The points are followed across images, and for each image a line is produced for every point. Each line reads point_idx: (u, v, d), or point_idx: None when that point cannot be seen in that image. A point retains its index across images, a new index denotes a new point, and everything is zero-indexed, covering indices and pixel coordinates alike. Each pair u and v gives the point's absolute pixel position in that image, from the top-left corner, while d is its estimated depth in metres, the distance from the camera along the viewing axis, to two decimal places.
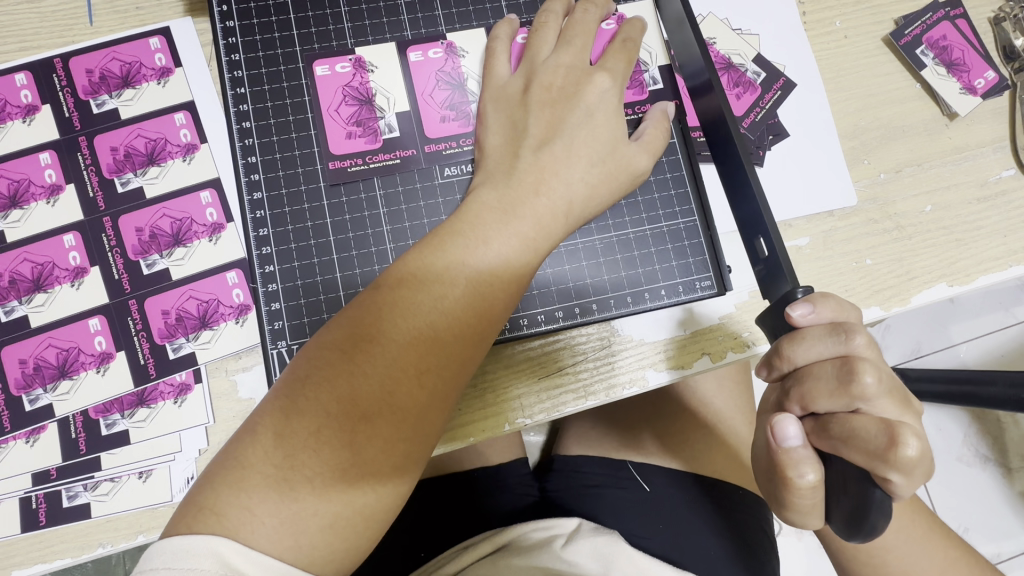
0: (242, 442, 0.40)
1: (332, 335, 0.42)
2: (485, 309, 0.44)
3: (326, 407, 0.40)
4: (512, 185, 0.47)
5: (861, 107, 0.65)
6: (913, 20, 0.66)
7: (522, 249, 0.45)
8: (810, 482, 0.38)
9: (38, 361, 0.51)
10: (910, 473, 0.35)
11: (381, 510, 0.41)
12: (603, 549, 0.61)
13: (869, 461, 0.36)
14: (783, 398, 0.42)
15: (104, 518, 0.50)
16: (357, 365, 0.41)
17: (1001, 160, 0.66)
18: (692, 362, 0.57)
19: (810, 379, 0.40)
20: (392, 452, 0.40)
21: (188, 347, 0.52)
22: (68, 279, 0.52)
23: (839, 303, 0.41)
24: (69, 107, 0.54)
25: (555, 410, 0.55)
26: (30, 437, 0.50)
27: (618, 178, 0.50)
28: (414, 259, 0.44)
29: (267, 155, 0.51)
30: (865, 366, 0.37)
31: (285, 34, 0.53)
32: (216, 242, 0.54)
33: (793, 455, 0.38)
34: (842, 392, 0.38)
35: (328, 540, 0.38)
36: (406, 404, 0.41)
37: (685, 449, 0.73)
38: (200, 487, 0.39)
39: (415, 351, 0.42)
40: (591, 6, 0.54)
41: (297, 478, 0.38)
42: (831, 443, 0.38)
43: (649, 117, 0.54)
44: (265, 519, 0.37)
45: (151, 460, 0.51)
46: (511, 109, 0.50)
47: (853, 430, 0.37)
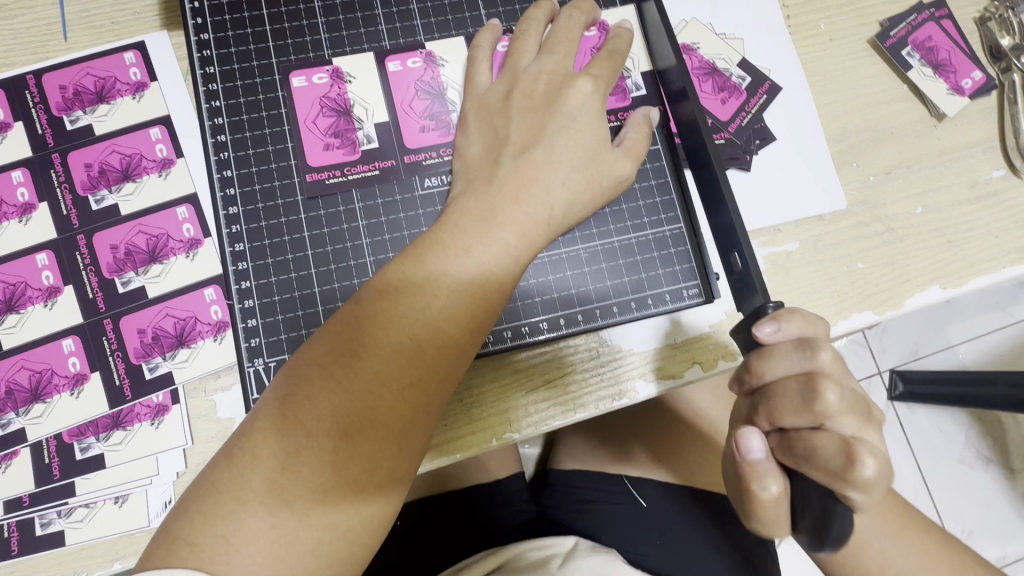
0: (219, 467, 0.38)
1: (313, 351, 0.41)
2: (469, 319, 0.43)
3: (307, 426, 0.38)
4: (493, 192, 0.46)
5: (848, 110, 0.65)
6: (898, 21, 0.66)
7: (503, 257, 0.45)
8: (773, 495, 0.37)
9: (10, 384, 0.49)
10: (870, 492, 0.34)
11: (366, 532, 0.39)
12: (600, 567, 0.61)
13: (829, 479, 0.35)
14: (752, 412, 0.40)
15: (79, 545, 0.48)
16: (338, 381, 0.39)
17: (991, 161, 0.65)
18: (683, 371, 0.55)
19: (776, 395, 0.39)
20: (378, 468, 0.39)
21: (165, 366, 0.50)
22: (41, 299, 0.51)
23: (806, 317, 0.40)
24: (42, 124, 0.53)
25: (544, 423, 0.54)
26: (3, 463, 0.48)
27: (600, 185, 0.49)
28: (395, 271, 0.43)
29: (243, 169, 0.50)
30: (828, 384, 0.36)
31: (261, 47, 0.52)
32: (194, 259, 0.52)
33: (756, 467, 0.37)
34: (806, 409, 0.37)
35: (309, 567, 0.37)
36: (389, 420, 0.40)
37: (680, 461, 0.71)
38: (174, 518, 0.37)
39: (399, 364, 0.41)
40: (575, 13, 0.53)
41: (277, 502, 0.37)
42: (795, 460, 0.37)
43: (630, 123, 0.53)
44: (241, 547, 0.35)
45: (128, 485, 0.49)
46: (494, 117, 0.49)
47: (815, 448, 0.36)
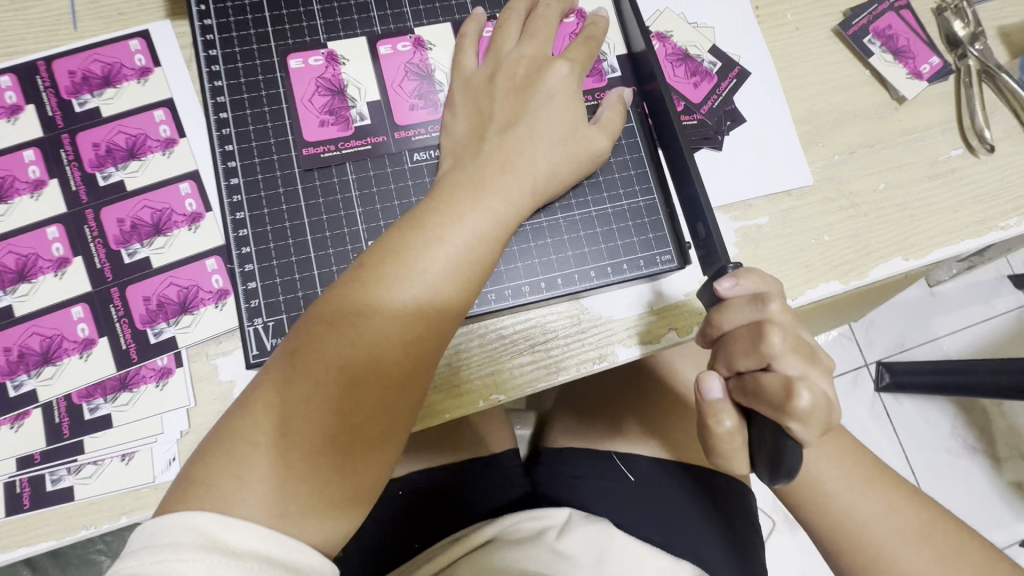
0: (234, 415, 0.41)
1: (320, 309, 0.44)
2: (464, 282, 0.46)
3: (315, 377, 0.41)
4: (480, 163, 0.50)
5: (813, 94, 0.69)
6: (860, 11, 0.70)
7: (492, 223, 0.48)
8: (727, 428, 0.43)
9: (22, 349, 0.52)
10: (809, 421, 0.39)
11: (369, 475, 0.42)
12: (593, 537, 0.64)
13: (773, 413, 0.40)
14: (713, 360, 0.45)
15: (87, 500, 0.51)
16: (343, 335, 0.43)
17: (950, 140, 0.69)
18: (659, 337, 0.59)
19: (731, 342, 0.43)
20: (380, 416, 0.43)
21: (169, 331, 0.53)
22: (52, 269, 0.54)
23: (761, 275, 0.44)
24: (52, 106, 0.57)
25: (529, 384, 0.57)
26: (15, 423, 0.51)
27: (578, 158, 0.53)
28: (395, 237, 0.46)
29: (244, 144, 0.53)
30: (774, 329, 0.40)
31: (260, 31, 0.55)
32: (196, 231, 0.56)
33: (714, 406, 0.43)
34: (755, 351, 0.41)
35: (318, 506, 0.40)
36: (390, 371, 0.43)
37: (667, 435, 0.74)
38: (194, 463, 0.40)
39: (398, 322, 0.44)
40: (554, 2, 0.57)
41: (288, 445, 0.40)
42: (749, 400, 0.42)
43: (605, 103, 0.57)
44: (255, 485, 0.38)
45: (134, 443, 0.52)
46: (478, 97, 0.53)
47: (762, 386, 0.41)
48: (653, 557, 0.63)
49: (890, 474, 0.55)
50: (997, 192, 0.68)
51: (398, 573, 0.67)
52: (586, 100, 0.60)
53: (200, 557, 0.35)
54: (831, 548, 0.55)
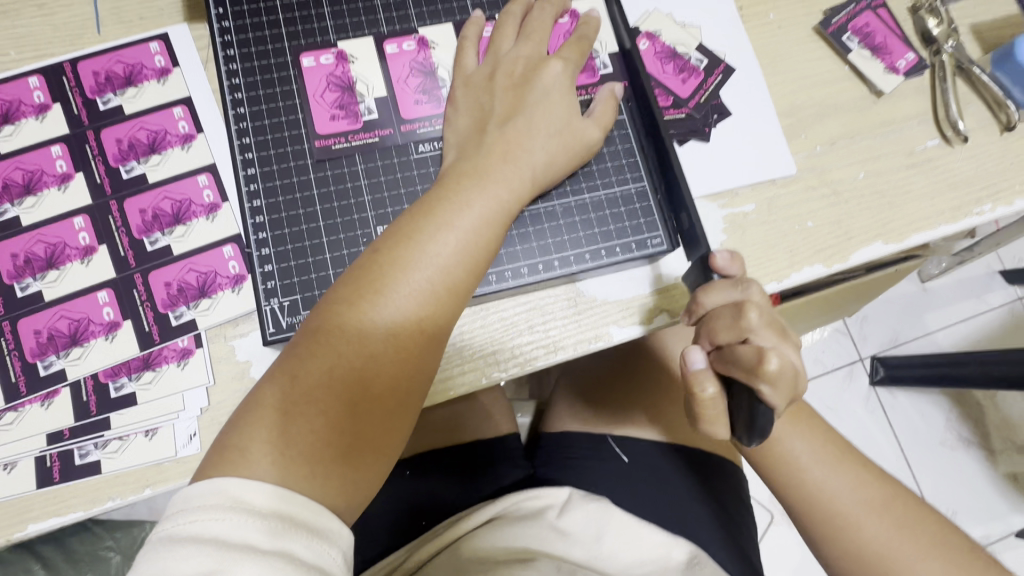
0: (264, 387, 0.45)
1: (339, 290, 0.47)
2: (473, 264, 0.50)
3: (337, 350, 0.45)
4: (483, 154, 0.53)
5: (796, 89, 0.73)
6: (839, 10, 0.74)
7: (496, 210, 0.51)
8: (710, 394, 0.46)
9: (51, 331, 0.55)
10: (777, 383, 0.43)
11: (386, 442, 0.46)
12: (593, 514, 0.67)
13: (747, 377, 0.44)
14: (697, 336, 0.49)
15: (113, 473, 0.54)
16: (362, 313, 0.46)
17: (927, 132, 0.73)
18: (652, 318, 0.62)
19: (712, 318, 0.47)
20: (397, 387, 0.46)
21: (189, 314, 0.57)
22: (78, 257, 0.57)
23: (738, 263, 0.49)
24: (78, 105, 0.60)
25: (529, 363, 0.60)
26: (45, 401, 0.54)
27: (574, 148, 0.56)
28: (408, 223, 0.49)
29: (260, 137, 0.57)
30: (751, 306, 0.46)
31: (274, 32, 0.59)
32: (213, 220, 0.59)
33: (696, 374, 0.46)
34: (734, 324, 0.45)
35: (342, 468, 0.43)
36: (406, 345, 0.47)
37: (660, 420, 0.78)
38: (227, 432, 0.43)
39: (412, 301, 0.47)
40: (548, 5, 0.60)
41: (313, 413, 0.43)
42: (725, 366, 0.46)
43: (598, 97, 0.60)
44: (284, 449, 0.42)
45: (157, 419, 0.55)
46: (479, 93, 0.57)
47: (738, 354, 0.45)
48: (649, 533, 0.66)
49: (856, 454, 0.59)
50: (972, 180, 0.72)
51: (403, 552, 0.70)
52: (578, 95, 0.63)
53: (228, 516, 0.38)
54: (802, 519, 0.58)
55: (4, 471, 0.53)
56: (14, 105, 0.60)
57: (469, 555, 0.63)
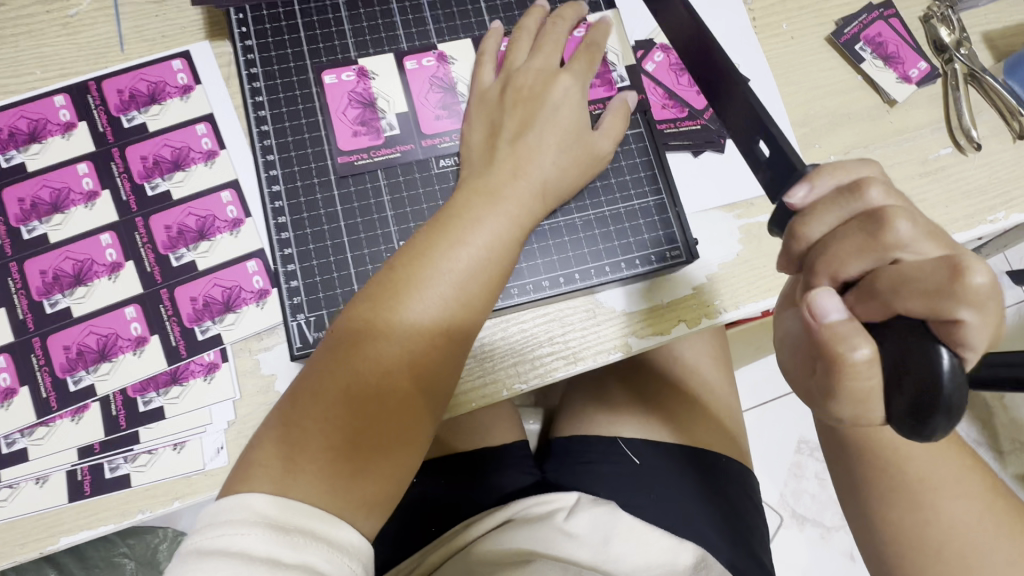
0: (285, 405, 0.45)
1: (356, 308, 0.48)
2: (486, 279, 0.50)
3: (356, 367, 0.45)
4: (495, 171, 0.54)
5: (809, 99, 0.73)
6: (850, 20, 0.75)
7: (510, 225, 0.52)
8: (865, 356, 0.32)
9: (80, 346, 0.56)
10: (984, 307, 0.30)
11: (406, 455, 0.47)
12: (602, 518, 0.68)
13: (933, 303, 0.30)
14: (808, 277, 0.36)
15: (143, 486, 0.55)
16: (379, 330, 0.47)
17: (940, 140, 0.73)
18: (670, 329, 0.63)
19: (834, 245, 0.34)
20: (415, 402, 0.47)
21: (215, 329, 0.58)
22: (106, 273, 0.58)
23: (841, 166, 0.37)
24: (103, 123, 0.61)
25: (549, 373, 0.61)
26: (75, 415, 0.55)
27: (584, 161, 0.57)
28: (423, 241, 0.50)
29: (284, 154, 0.58)
30: (896, 214, 0.33)
31: (296, 50, 0.60)
32: (237, 236, 0.60)
33: (838, 330, 0.32)
34: (874, 245, 0.33)
35: (363, 484, 0.44)
36: (423, 361, 0.47)
37: (674, 420, 0.80)
38: (251, 450, 0.44)
39: (428, 318, 0.48)
40: (560, 20, 0.61)
41: (334, 430, 0.44)
42: (870, 305, 0.33)
43: (609, 108, 0.61)
44: (307, 467, 0.43)
45: (184, 433, 0.56)
46: (491, 112, 0.57)
47: (903, 276, 0.31)
48: (658, 536, 0.67)
49: None
50: (985, 188, 0.72)
51: (418, 557, 0.71)
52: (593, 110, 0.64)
53: (250, 531, 0.39)
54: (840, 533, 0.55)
55: (35, 485, 0.54)
56: (41, 123, 0.60)
57: (480, 558, 0.64)
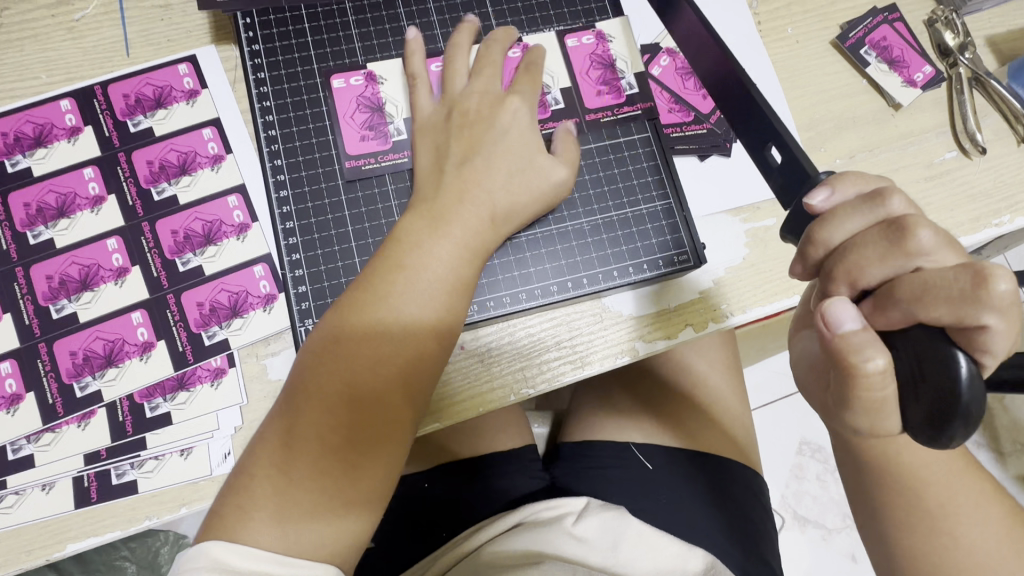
0: (248, 453, 0.46)
1: (307, 347, 0.48)
2: (434, 304, 0.49)
3: (301, 406, 0.45)
4: (441, 197, 0.52)
5: (814, 103, 0.73)
6: (855, 24, 0.75)
7: (457, 249, 0.50)
8: (879, 367, 0.32)
9: (86, 352, 0.56)
10: (1010, 314, 0.30)
11: (371, 486, 0.46)
12: (612, 522, 0.67)
13: (958, 311, 0.30)
14: (826, 284, 0.36)
15: (150, 492, 0.54)
16: (321, 367, 0.46)
17: (945, 144, 0.73)
18: (678, 332, 0.63)
19: (855, 252, 0.34)
20: (364, 433, 0.45)
21: (221, 334, 0.57)
22: (112, 278, 0.58)
23: (860, 176, 0.37)
24: (109, 127, 0.61)
25: (556, 379, 0.61)
26: (81, 421, 0.55)
27: (538, 187, 0.55)
28: (370, 272, 0.49)
29: (291, 159, 0.58)
30: (918, 222, 0.33)
31: (304, 54, 0.60)
32: (244, 240, 0.60)
33: (853, 339, 0.32)
34: (895, 252, 0.33)
35: (317, 519, 0.44)
36: (369, 392, 0.46)
37: (681, 426, 0.80)
38: (222, 496, 0.45)
39: (371, 350, 0.46)
40: (496, 43, 0.60)
41: (285, 473, 0.44)
42: (889, 314, 0.33)
43: (557, 135, 0.59)
44: (259, 508, 0.43)
45: (191, 439, 0.55)
46: (436, 135, 0.56)
47: (925, 283, 0.32)
48: (667, 542, 0.65)
49: None
50: (990, 192, 0.72)
51: (426, 562, 0.71)
52: (602, 116, 0.64)
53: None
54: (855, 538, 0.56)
55: (42, 491, 0.54)
56: (46, 128, 0.60)
57: (487, 560, 0.64)
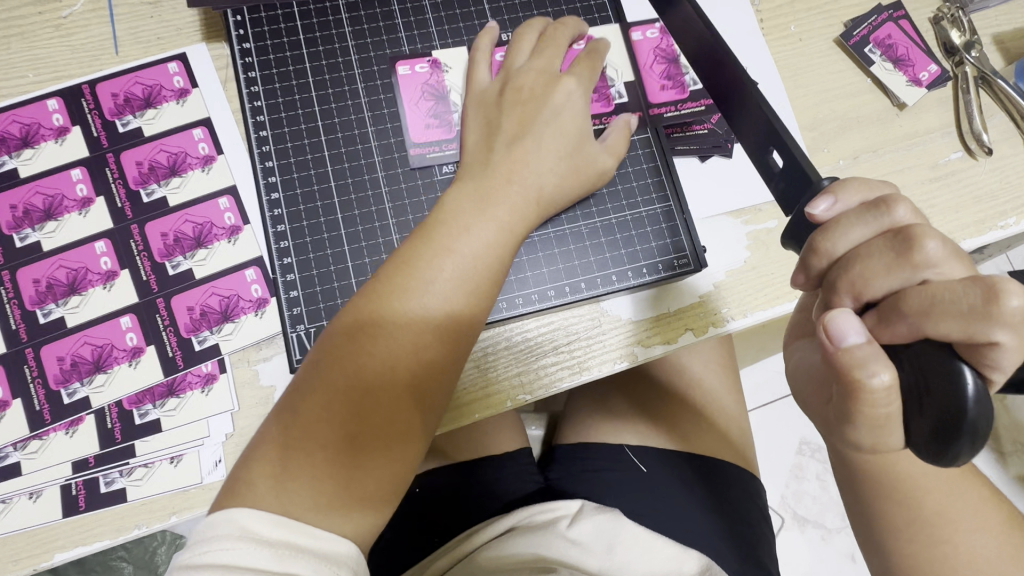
0: (268, 426, 0.44)
1: (340, 322, 0.47)
2: (473, 289, 0.49)
3: (335, 384, 0.44)
4: (488, 173, 0.52)
5: (817, 102, 0.72)
6: (860, 22, 0.73)
7: (498, 233, 0.50)
8: (884, 383, 0.31)
9: (74, 357, 0.55)
10: (1021, 329, 0.28)
11: (393, 473, 0.45)
12: (605, 525, 0.67)
13: (967, 327, 0.29)
14: (829, 295, 0.35)
15: (139, 501, 0.53)
16: (359, 344, 0.45)
17: (949, 145, 0.72)
18: (677, 337, 0.62)
19: (859, 264, 0.33)
20: (397, 416, 0.45)
21: (212, 339, 0.56)
22: (100, 282, 0.56)
23: (862, 183, 0.35)
24: (97, 127, 0.60)
25: (554, 384, 0.60)
26: (69, 428, 0.54)
27: (584, 174, 0.56)
28: (406, 250, 0.49)
29: (284, 161, 0.56)
30: (926, 233, 0.31)
31: (295, 54, 0.59)
32: (235, 243, 0.59)
33: (856, 354, 0.31)
34: (901, 264, 0.32)
35: (344, 501, 0.42)
36: (404, 375, 0.45)
37: (678, 429, 0.79)
38: (236, 472, 0.43)
39: (409, 330, 0.46)
40: (563, 27, 0.59)
41: (314, 449, 0.43)
42: (894, 328, 0.32)
43: (612, 126, 0.59)
44: (287, 483, 0.41)
45: (182, 446, 0.55)
46: (488, 110, 0.56)
47: (933, 296, 0.30)
48: (663, 545, 0.65)
49: None
50: (995, 194, 0.71)
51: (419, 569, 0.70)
52: (665, 112, 0.65)
53: (237, 546, 0.38)
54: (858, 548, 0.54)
55: (29, 500, 0.53)
56: (33, 128, 0.59)
57: (481, 566, 0.63)
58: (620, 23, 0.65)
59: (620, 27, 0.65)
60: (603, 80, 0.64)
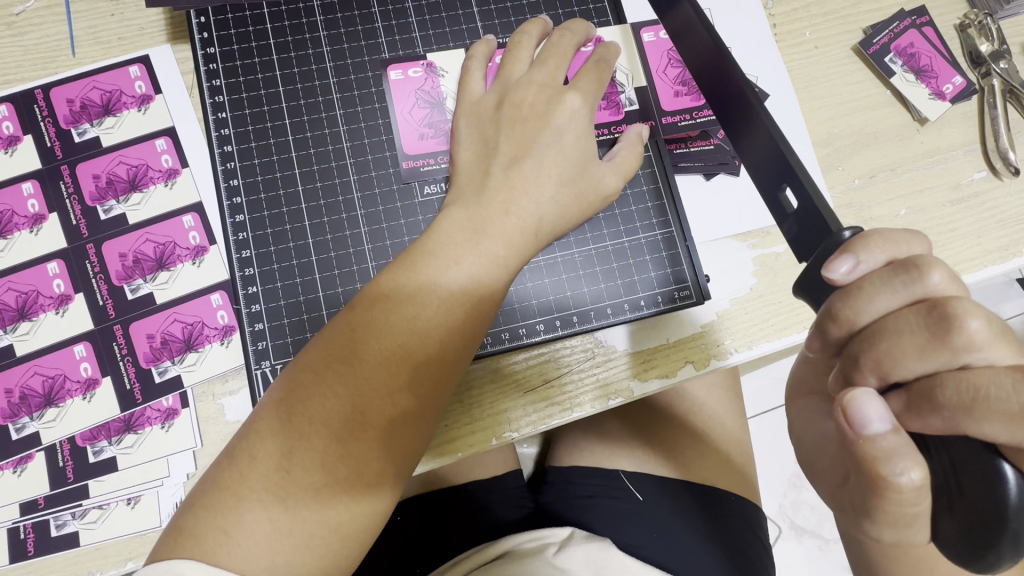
0: (221, 465, 0.40)
1: (309, 357, 0.42)
2: (460, 328, 0.44)
3: (302, 429, 0.40)
4: (483, 204, 0.47)
5: (832, 116, 0.67)
6: (881, 28, 0.68)
7: (492, 268, 0.45)
8: (914, 482, 0.27)
9: (24, 390, 0.51)
10: None
11: (359, 529, 0.40)
12: (595, 554, 0.63)
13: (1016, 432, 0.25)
14: (849, 370, 0.31)
15: (93, 546, 0.50)
16: (329, 385, 0.40)
17: (973, 163, 0.67)
18: (676, 370, 0.57)
19: (888, 339, 0.29)
20: (366, 469, 0.40)
21: (174, 370, 0.52)
22: (53, 307, 0.52)
23: (888, 236, 0.31)
24: (51, 136, 0.55)
25: (542, 422, 0.55)
26: (18, 466, 0.50)
27: (588, 199, 0.51)
28: (388, 280, 0.44)
29: (250, 178, 0.52)
30: (971, 311, 0.27)
31: (264, 60, 0.54)
32: (200, 265, 0.54)
33: (882, 447, 0.27)
34: (938, 345, 0.27)
35: (303, 558, 0.38)
36: (378, 423, 0.41)
37: (677, 456, 0.75)
38: (181, 517, 0.39)
39: (386, 371, 0.41)
40: (568, 32, 0.54)
41: (271, 499, 0.38)
42: (928, 419, 0.28)
43: (624, 140, 0.54)
44: (241, 539, 0.37)
45: (140, 486, 0.51)
46: (483, 124, 0.51)
47: (977, 388, 0.26)
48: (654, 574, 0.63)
49: None
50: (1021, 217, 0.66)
51: None
52: (680, 120, 0.60)
53: None
54: None
55: None
56: None
57: None
58: (626, 25, 0.60)
59: (629, 28, 0.60)
60: (612, 87, 0.59)
